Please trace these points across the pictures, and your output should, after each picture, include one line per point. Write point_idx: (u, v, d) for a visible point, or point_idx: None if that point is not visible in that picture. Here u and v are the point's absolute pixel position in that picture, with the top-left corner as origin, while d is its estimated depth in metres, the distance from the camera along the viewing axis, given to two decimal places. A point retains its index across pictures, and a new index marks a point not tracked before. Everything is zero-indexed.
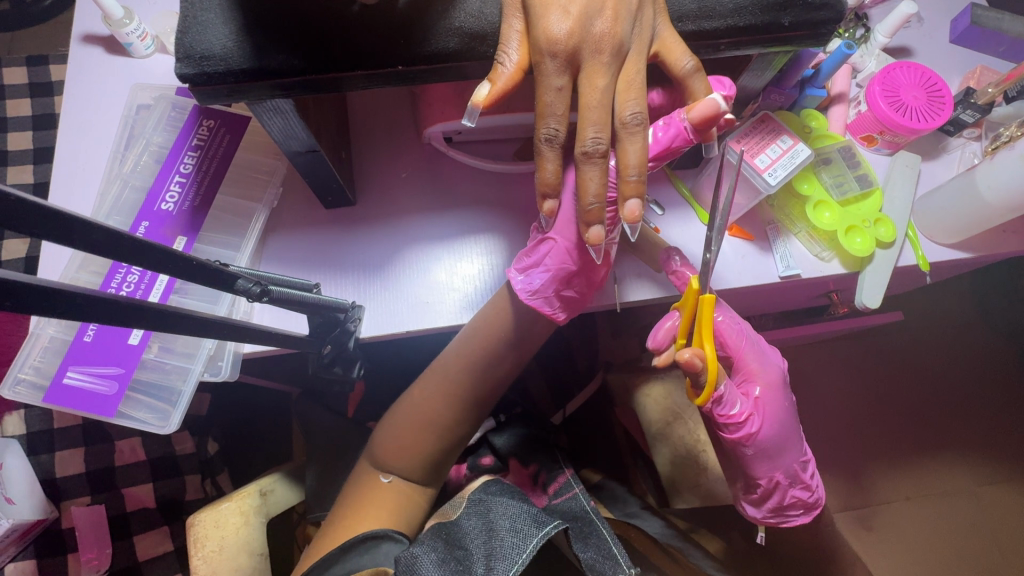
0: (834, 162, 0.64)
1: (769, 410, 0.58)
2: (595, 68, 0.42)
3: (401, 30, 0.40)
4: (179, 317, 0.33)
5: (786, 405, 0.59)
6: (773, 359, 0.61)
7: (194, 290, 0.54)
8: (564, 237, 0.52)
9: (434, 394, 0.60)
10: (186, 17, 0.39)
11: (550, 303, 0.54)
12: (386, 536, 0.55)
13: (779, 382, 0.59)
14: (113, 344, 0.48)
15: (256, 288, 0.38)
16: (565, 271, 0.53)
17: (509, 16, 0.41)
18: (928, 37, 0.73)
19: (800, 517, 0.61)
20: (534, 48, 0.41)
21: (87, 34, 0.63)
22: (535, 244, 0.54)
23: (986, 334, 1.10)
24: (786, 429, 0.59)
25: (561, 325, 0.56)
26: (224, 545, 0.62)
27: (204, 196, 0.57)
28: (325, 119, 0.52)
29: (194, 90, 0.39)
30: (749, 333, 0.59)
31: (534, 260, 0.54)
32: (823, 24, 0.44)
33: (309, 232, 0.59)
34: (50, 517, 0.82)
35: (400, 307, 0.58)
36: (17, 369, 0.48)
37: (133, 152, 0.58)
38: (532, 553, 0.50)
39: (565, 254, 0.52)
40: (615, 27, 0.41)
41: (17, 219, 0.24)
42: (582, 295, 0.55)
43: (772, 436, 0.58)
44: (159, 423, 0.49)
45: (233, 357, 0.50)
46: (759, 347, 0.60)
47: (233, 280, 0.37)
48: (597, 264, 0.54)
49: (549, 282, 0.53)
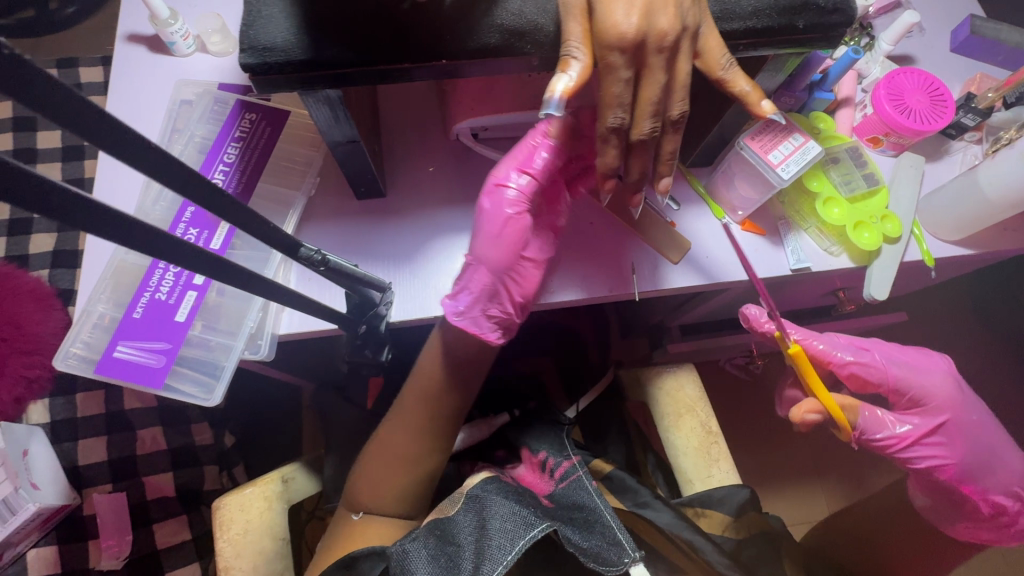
0: (842, 161, 0.67)
1: (944, 428, 0.60)
2: (652, 64, 0.45)
3: (445, 25, 0.43)
4: (222, 264, 0.34)
5: (971, 419, 0.61)
6: (937, 371, 0.63)
7: (242, 249, 0.59)
8: (479, 260, 0.57)
9: (434, 376, 0.63)
10: (250, 12, 0.42)
11: (477, 324, 0.57)
12: (357, 558, 0.55)
13: (953, 395, 0.61)
14: (161, 320, 0.52)
15: (317, 257, 0.45)
16: (488, 291, 0.57)
17: (570, 18, 0.44)
18: (929, 46, 0.77)
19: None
20: (602, 44, 0.44)
21: (131, 34, 0.67)
22: (460, 271, 0.58)
23: (987, 336, 1.13)
24: (975, 439, 0.60)
25: (497, 345, 0.59)
26: (249, 528, 0.64)
27: (247, 184, 0.61)
28: (363, 112, 0.55)
29: (255, 79, 0.42)
30: (908, 357, 0.63)
31: (461, 285, 0.57)
32: (834, 26, 0.47)
33: (341, 221, 0.62)
34: (73, 504, 0.84)
35: (418, 292, 0.61)
36: (69, 343, 0.51)
37: (178, 143, 0.62)
38: (519, 555, 0.52)
39: (484, 275, 0.56)
40: (677, 22, 0.44)
41: (88, 126, 0.27)
42: (509, 312, 0.58)
43: (961, 452, 0.59)
44: (205, 397, 0.51)
45: (271, 337, 0.53)
46: (925, 365, 0.62)
47: (298, 249, 0.44)
48: (514, 283, 0.58)
49: (473, 302, 0.57)
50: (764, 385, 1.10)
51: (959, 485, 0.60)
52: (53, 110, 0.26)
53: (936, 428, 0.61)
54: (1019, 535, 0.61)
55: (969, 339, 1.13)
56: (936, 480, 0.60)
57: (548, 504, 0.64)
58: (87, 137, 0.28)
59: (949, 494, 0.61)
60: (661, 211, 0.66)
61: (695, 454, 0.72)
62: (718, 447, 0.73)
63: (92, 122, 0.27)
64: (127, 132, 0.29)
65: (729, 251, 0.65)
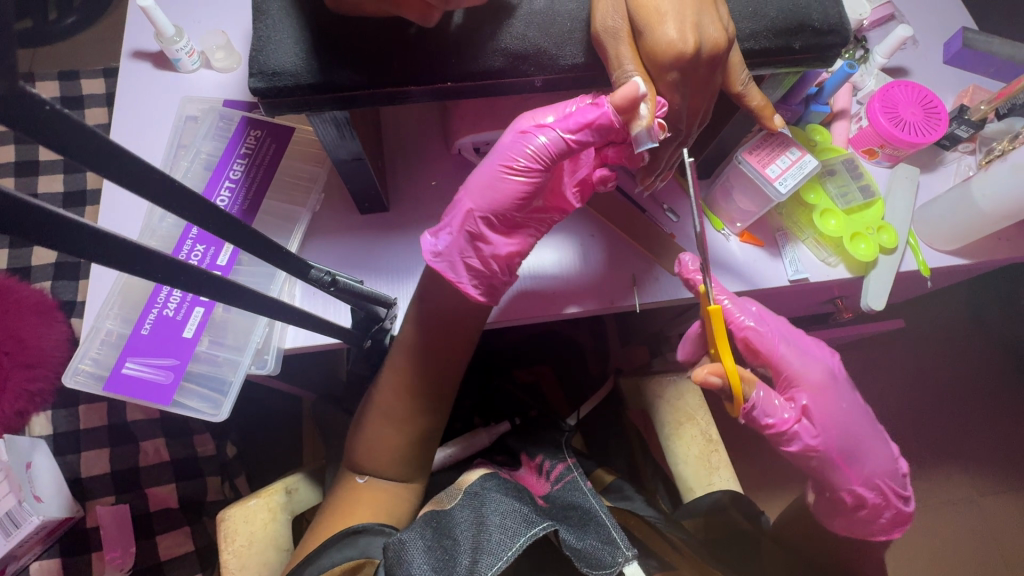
0: (839, 173, 0.68)
1: (816, 416, 0.60)
2: (698, 78, 0.48)
3: (451, 49, 0.44)
4: (231, 284, 0.35)
5: (843, 407, 0.61)
6: (817, 357, 0.62)
7: (247, 269, 0.60)
8: (473, 203, 0.53)
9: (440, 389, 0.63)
10: (260, 36, 0.44)
11: (453, 270, 0.54)
12: (364, 531, 0.56)
13: (826, 382, 0.61)
14: (169, 336, 0.53)
15: (326, 277, 0.46)
16: (471, 236, 0.54)
17: (620, 39, 0.46)
18: (923, 58, 0.78)
19: (900, 527, 0.62)
20: (654, 64, 0.47)
21: (136, 50, 0.68)
22: (449, 208, 0.55)
23: (980, 342, 1.15)
24: (850, 428, 0.60)
25: (474, 300, 0.55)
26: (253, 540, 0.63)
27: (253, 201, 0.62)
28: (367, 129, 0.56)
29: (264, 102, 0.44)
30: (788, 337, 0.61)
31: (445, 223, 0.55)
32: (829, 47, 0.49)
33: (345, 236, 0.62)
34: (76, 516, 0.84)
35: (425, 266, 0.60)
36: (78, 360, 0.52)
37: (184, 160, 0.63)
38: (519, 551, 0.52)
39: (470, 218, 0.53)
40: (722, 37, 0.46)
41: (95, 157, 0.28)
42: (491, 265, 0.55)
43: (835, 438, 0.59)
44: (213, 411, 0.52)
45: (278, 351, 0.54)
46: (804, 349, 0.61)
47: (308, 270, 0.45)
48: (502, 235, 0.55)
49: (452, 246, 0.54)
50: None
51: (834, 474, 0.60)
52: (83, 156, 0.27)
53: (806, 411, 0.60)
54: (887, 526, 0.61)
55: (962, 344, 1.15)
56: (810, 464, 0.60)
57: (543, 504, 0.65)
58: (116, 181, 0.29)
59: (823, 482, 0.61)
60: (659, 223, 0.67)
61: (694, 461, 0.72)
62: (718, 455, 0.73)
63: (122, 166, 0.29)
64: (156, 173, 0.30)
65: (727, 263, 0.66)
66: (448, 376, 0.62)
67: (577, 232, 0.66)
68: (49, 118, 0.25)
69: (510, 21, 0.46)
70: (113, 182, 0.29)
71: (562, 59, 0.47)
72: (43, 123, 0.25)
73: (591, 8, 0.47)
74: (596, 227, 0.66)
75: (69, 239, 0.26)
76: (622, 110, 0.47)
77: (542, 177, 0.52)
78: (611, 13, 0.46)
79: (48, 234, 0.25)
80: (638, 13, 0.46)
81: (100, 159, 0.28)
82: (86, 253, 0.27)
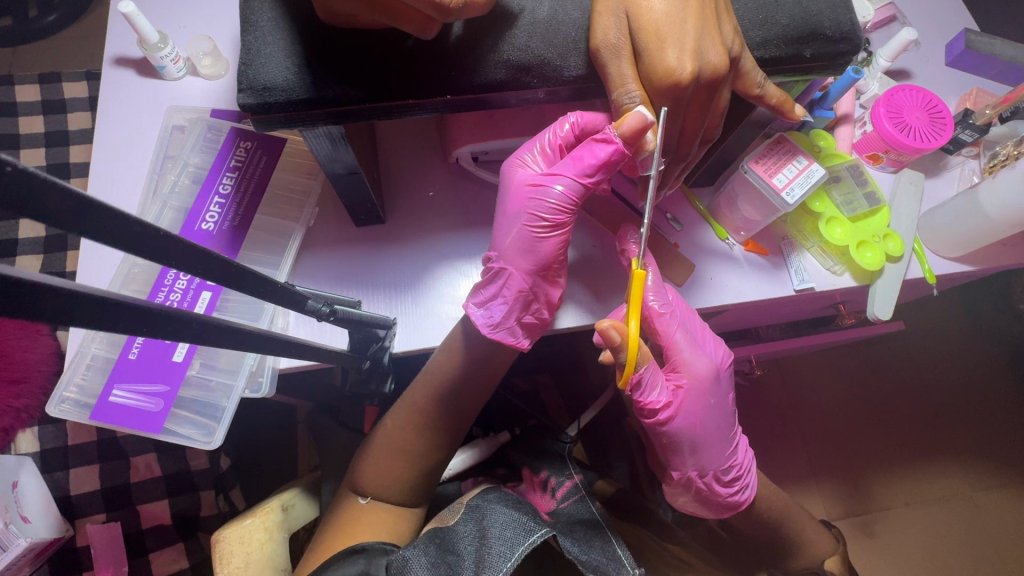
0: (844, 180, 0.66)
1: (683, 402, 0.60)
2: (697, 100, 0.47)
3: (450, 62, 0.43)
4: (220, 329, 0.33)
5: (710, 404, 0.61)
6: (709, 354, 0.61)
7: (236, 300, 0.58)
8: (517, 266, 0.54)
9: (442, 405, 0.61)
10: (249, 49, 0.42)
11: (512, 333, 0.56)
12: (365, 549, 0.55)
13: (708, 379, 0.60)
14: (158, 362, 0.53)
15: (324, 309, 0.45)
16: (523, 298, 0.55)
17: (620, 60, 0.45)
18: (926, 60, 0.77)
19: (726, 509, 0.65)
20: (655, 83, 0.46)
21: (119, 56, 0.65)
22: (490, 277, 0.55)
23: (979, 341, 1.15)
24: (708, 421, 0.61)
25: (527, 351, 0.58)
26: (250, 561, 0.58)
27: (243, 215, 0.60)
28: (362, 141, 0.53)
29: (255, 117, 0.42)
30: (688, 325, 0.60)
31: (492, 293, 0.55)
32: (841, 56, 0.47)
33: (339, 250, 0.60)
34: (65, 536, 0.80)
35: (437, 289, 0.61)
36: (63, 388, 0.53)
37: (171, 173, 0.61)
38: (518, 561, 0.51)
39: (520, 282, 0.54)
40: (725, 56, 0.44)
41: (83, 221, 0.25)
42: (543, 318, 0.57)
43: (687, 427, 0.60)
44: (205, 438, 0.53)
45: (272, 373, 0.54)
46: (698, 342, 0.60)
47: (305, 302, 0.43)
48: (547, 287, 0.56)
49: (507, 312, 0.55)
50: (761, 393, 1.10)
51: (693, 459, 0.62)
52: (68, 222, 0.25)
53: (676, 395, 0.60)
54: (726, 509, 0.65)
55: (962, 344, 1.15)
56: (662, 442, 0.62)
57: (549, 519, 0.63)
58: (102, 239, 0.27)
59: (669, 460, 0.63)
60: (663, 232, 0.66)
61: None
62: None
63: (99, 221, 0.26)
64: (137, 225, 0.28)
65: (731, 273, 0.65)
66: (450, 392, 0.61)
67: (578, 244, 0.64)
68: (9, 178, 0.22)
69: (513, 32, 0.44)
70: (97, 240, 0.26)
71: (566, 71, 0.45)
72: (6, 185, 0.22)
73: (592, 20, 0.45)
74: (598, 238, 0.64)
75: (33, 304, 0.24)
76: (629, 140, 0.47)
77: (569, 220, 0.55)
78: (614, 30, 0.44)
79: (13, 303, 0.23)
80: (640, 33, 0.45)
81: (74, 217, 0.25)
82: (53, 318, 0.24)
